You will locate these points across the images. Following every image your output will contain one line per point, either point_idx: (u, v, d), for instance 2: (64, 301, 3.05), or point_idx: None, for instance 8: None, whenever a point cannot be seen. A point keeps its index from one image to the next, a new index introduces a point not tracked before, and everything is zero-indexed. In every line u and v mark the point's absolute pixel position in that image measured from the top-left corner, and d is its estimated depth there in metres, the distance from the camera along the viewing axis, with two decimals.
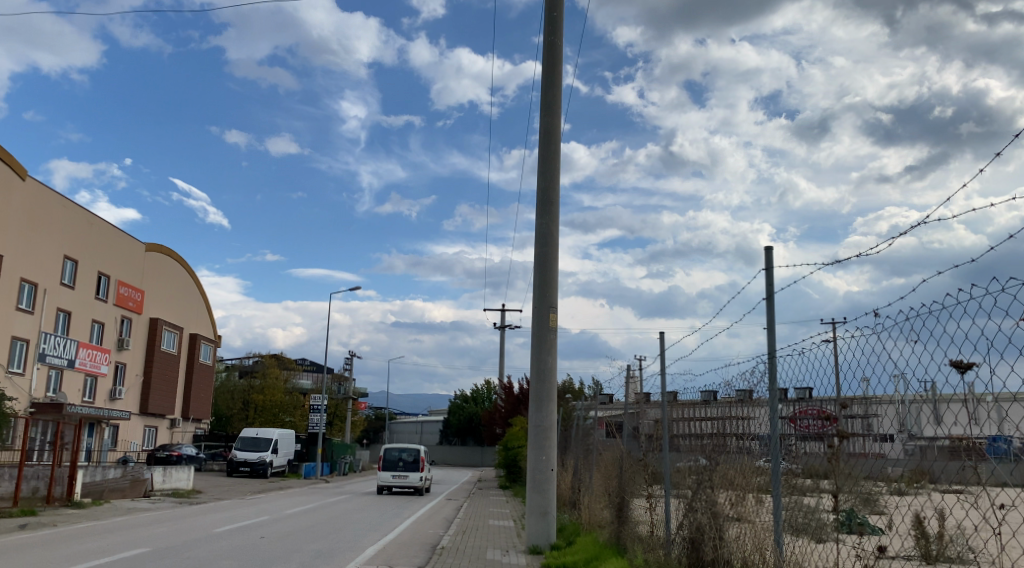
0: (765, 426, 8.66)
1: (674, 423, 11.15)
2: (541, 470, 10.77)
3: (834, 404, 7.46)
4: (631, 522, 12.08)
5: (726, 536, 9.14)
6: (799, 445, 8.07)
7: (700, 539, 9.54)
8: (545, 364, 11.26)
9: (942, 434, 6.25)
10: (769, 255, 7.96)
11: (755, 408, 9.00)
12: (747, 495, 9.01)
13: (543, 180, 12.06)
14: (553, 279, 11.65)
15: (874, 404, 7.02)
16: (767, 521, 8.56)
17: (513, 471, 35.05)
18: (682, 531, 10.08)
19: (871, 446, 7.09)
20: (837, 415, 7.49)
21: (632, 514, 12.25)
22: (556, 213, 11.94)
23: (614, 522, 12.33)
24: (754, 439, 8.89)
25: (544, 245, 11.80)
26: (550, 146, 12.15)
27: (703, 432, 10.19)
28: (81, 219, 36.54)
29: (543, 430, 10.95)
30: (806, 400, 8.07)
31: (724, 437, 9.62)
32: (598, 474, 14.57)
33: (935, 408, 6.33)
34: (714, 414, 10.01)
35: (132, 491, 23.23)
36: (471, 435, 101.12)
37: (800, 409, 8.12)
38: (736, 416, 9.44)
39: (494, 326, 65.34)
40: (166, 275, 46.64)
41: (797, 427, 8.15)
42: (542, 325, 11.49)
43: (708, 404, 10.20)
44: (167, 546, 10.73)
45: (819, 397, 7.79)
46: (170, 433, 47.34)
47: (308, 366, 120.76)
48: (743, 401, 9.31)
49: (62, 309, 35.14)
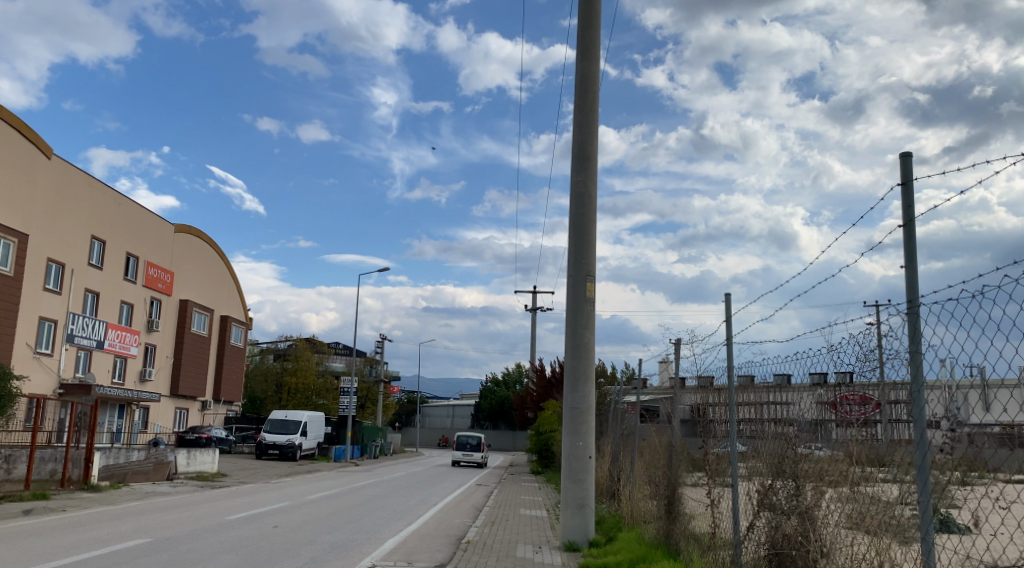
0: (808, 410, 7.94)
1: (711, 407, 10.27)
2: (577, 456, 9.78)
3: (877, 388, 6.80)
4: (683, 514, 11.00)
5: (812, 543, 7.75)
6: (844, 434, 7.32)
7: (790, 550, 8.01)
8: (583, 339, 10.22)
9: (994, 421, 5.55)
10: (907, 167, 5.66)
11: (796, 392, 8.26)
12: (805, 488, 8.01)
13: (579, 134, 11.13)
14: (591, 241, 10.68)
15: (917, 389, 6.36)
16: (834, 518, 7.56)
17: (545, 455, 34.19)
18: (747, 534, 9.00)
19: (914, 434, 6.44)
20: (881, 401, 6.79)
21: (685, 507, 11.08)
22: (594, 168, 11.04)
23: (660, 518, 11.26)
24: (797, 424, 8.15)
25: (582, 203, 10.89)
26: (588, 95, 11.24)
27: (742, 419, 9.43)
28: (108, 198, 36.18)
29: (580, 413, 9.92)
30: (847, 383, 7.36)
31: (766, 424, 8.82)
32: (642, 461, 13.51)
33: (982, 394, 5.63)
34: (753, 400, 9.23)
35: (156, 474, 22.72)
36: (503, 419, 100.85)
37: (841, 394, 7.40)
38: (775, 401, 8.70)
39: (526, 310, 62.91)
40: (196, 256, 46.30)
41: (838, 413, 7.43)
42: (578, 296, 10.43)
43: (749, 389, 9.38)
44: (170, 537, 9.95)
45: (861, 380, 7.11)
46: (201, 415, 47.24)
47: (341, 351, 121.23)
48: (783, 385, 8.55)
49: (90, 289, 34.89)
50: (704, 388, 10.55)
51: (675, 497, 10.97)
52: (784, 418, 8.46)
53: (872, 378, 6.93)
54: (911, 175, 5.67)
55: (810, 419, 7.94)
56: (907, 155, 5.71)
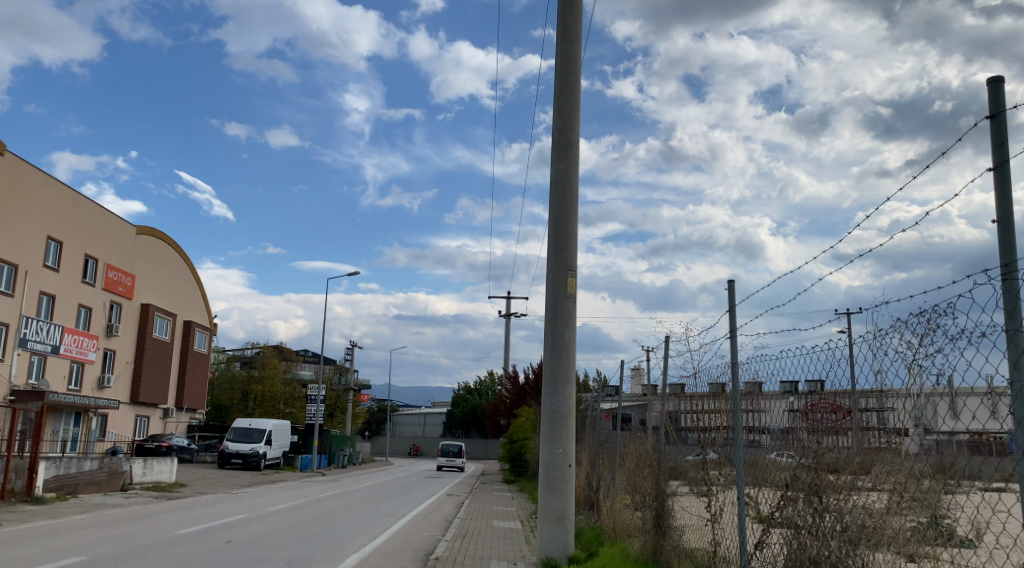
0: (780, 418, 7.92)
1: (681, 414, 10.19)
2: (555, 465, 9.07)
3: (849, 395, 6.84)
4: (675, 525, 10.45)
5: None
6: (819, 440, 7.16)
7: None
8: (563, 339, 9.33)
9: (961, 428, 5.65)
10: (997, 95, 5.17)
11: (769, 400, 8.21)
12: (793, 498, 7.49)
13: (558, 121, 10.10)
14: (572, 233, 9.72)
15: (888, 396, 6.44)
16: (817, 529, 7.10)
17: (518, 464, 33.54)
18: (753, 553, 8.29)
19: (884, 440, 6.49)
20: (851, 407, 6.83)
21: (674, 519, 10.44)
22: (575, 158, 10.02)
23: (647, 529, 10.65)
24: (769, 432, 8.12)
25: (561, 194, 9.92)
26: (569, 77, 10.21)
27: (709, 426, 9.32)
28: (66, 198, 34.94)
29: (560, 418, 9.20)
30: (817, 392, 7.37)
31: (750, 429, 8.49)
32: (623, 471, 12.84)
33: (952, 401, 5.78)
34: (722, 406, 9.11)
35: (110, 484, 21.69)
36: (475, 427, 99.96)
37: (812, 402, 7.38)
38: (748, 409, 8.61)
39: (499, 316, 62.50)
40: (159, 260, 44.99)
41: (811, 420, 7.38)
42: (558, 291, 9.52)
43: (717, 396, 9.23)
44: (111, 554, 9.15)
45: (831, 389, 7.13)
46: (162, 423, 45.86)
47: (310, 358, 119.60)
48: (754, 392, 8.50)
49: (45, 292, 33.55)
50: (678, 395, 10.35)
51: (665, 509, 10.38)
52: (766, 427, 8.23)
53: (842, 387, 6.98)
54: (1002, 110, 5.16)
55: (781, 427, 7.92)
56: (997, 85, 5.20)
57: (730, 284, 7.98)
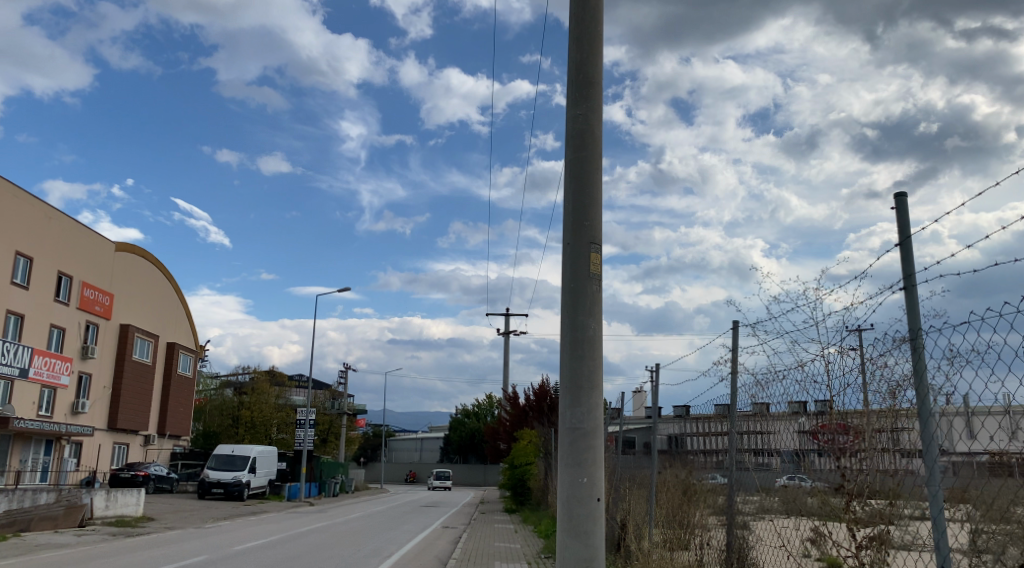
0: (804, 439, 7.05)
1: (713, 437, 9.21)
2: (578, 497, 6.51)
3: (868, 415, 6.22)
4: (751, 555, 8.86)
5: None
6: (846, 466, 6.40)
7: None
8: (586, 332, 6.65)
9: (980, 449, 5.27)
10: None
11: (787, 421, 7.46)
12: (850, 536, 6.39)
13: (576, 51, 7.10)
14: (595, 194, 6.87)
15: (902, 416, 5.91)
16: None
17: (520, 492, 31.45)
18: None
19: (899, 462, 5.92)
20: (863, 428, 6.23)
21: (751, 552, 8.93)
22: (600, 98, 7.05)
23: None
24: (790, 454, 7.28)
25: (580, 146, 6.93)
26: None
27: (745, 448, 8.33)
28: (36, 211, 32.98)
29: (582, 437, 6.55)
30: (829, 411, 6.71)
31: (808, 452, 7.00)
32: (667, 503, 10.98)
33: (968, 419, 5.36)
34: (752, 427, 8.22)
35: (66, 520, 19.39)
36: (473, 452, 97.68)
37: (823, 422, 6.74)
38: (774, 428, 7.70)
39: (501, 334, 60.87)
40: (139, 277, 42.91)
41: (824, 440, 6.69)
42: (577, 268, 6.77)
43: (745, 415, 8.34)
44: None
45: (849, 407, 6.42)
46: (143, 450, 43.66)
47: (303, 382, 116.77)
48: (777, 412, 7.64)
49: (13, 311, 31.57)
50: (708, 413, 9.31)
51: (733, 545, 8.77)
52: (805, 450, 7.01)
53: (861, 406, 6.30)
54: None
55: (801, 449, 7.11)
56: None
57: (897, 193, 5.72)
